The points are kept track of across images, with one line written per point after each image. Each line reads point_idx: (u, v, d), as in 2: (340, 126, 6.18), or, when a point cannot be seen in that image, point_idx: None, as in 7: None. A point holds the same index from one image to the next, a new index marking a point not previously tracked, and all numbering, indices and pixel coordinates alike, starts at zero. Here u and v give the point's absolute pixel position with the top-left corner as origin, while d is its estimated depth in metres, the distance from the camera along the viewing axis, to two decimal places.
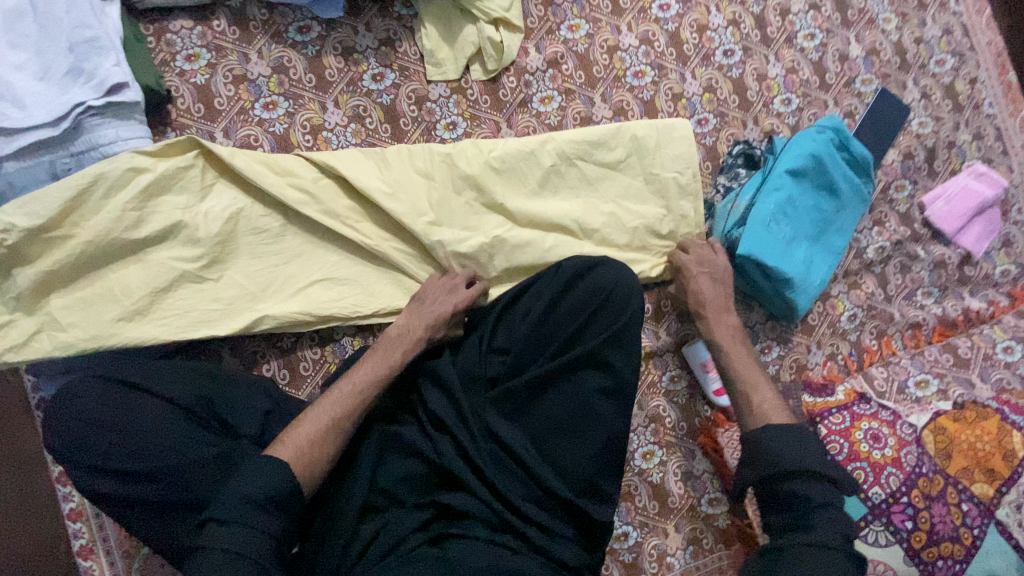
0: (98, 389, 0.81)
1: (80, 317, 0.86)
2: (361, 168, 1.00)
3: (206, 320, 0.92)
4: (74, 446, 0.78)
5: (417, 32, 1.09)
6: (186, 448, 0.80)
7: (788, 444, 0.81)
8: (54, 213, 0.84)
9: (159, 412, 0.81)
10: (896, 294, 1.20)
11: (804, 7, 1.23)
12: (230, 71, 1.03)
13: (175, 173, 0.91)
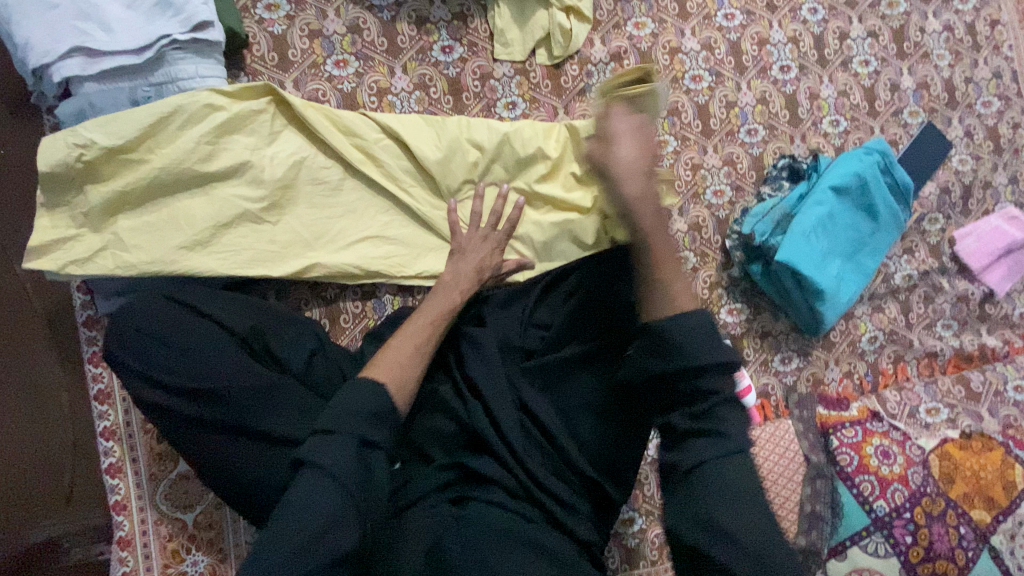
0: (161, 309, 0.86)
1: (144, 240, 0.89)
2: (419, 136, 1.03)
3: (261, 260, 0.95)
4: (135, 359, 0.84)
5: (489, 11, 1.12)
6: (237, 375, 0.85)
7: (690, 336, 0.66)
8: (132, 136, 0.87)
9: (214, 337, 0.86)
10: (917, 322, 1.23)
11: (863, 33, 1.25)
12: (307, 25, 1.06)
13: (248, 113, 0.95)
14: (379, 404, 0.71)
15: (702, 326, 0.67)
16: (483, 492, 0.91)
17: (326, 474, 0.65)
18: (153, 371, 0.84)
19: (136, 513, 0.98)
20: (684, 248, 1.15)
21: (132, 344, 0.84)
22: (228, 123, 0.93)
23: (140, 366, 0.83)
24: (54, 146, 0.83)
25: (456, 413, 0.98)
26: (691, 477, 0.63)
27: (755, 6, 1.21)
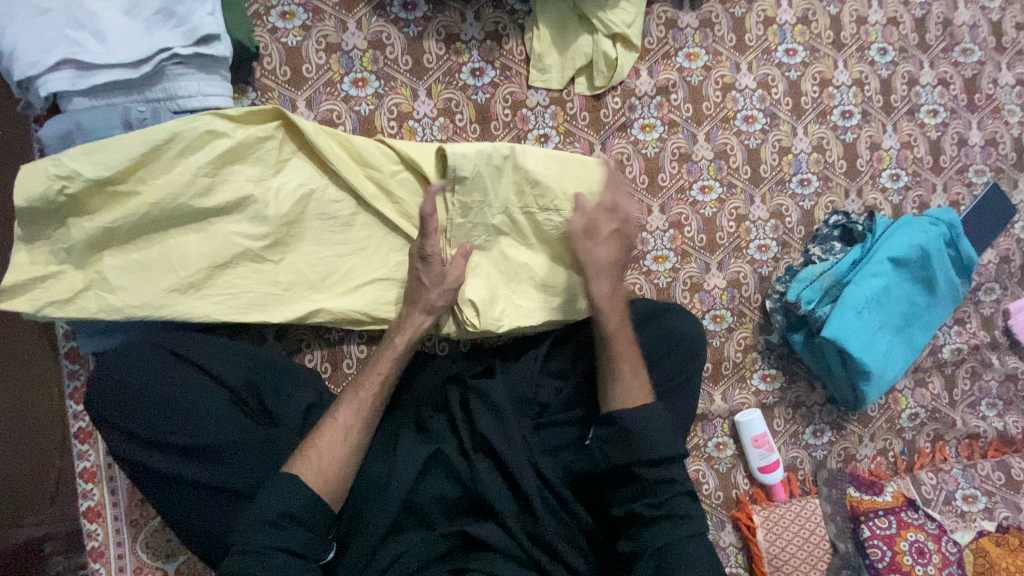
0: (151, 360, 0.81)
1: (133, 280, 0.81)
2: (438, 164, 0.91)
3: (260, 304, 0.86)
4: (124, 414, 0.79)
5: (527, 31, 1.01)
6: (231, 432, 0.81)
7: (653, 429, 0.80)
8: (122, 166, 0.78)
9: (208, 393, 0.82)
10: (961, 400, 1.14)
11: (934, 79, 1.14)
12: (325, 37, 0.96)
13: (253, 142, 0.85)
14: (299, 504, 0.71)
15: (659, 417, 0.81)
16: (482, 562, 0.85)
17: (257, 570, 0.67)
18: (141, 429, 0.79)
19: (114, 561, 0.92)
20: (720, 307, 1.06)
21: (120, 398, 0.79)
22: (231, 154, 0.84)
23: (128, 421, 0.79)
24: (33, 177, 0.75)
25: (460, 475, 0.89)
26: (657, 554, 0.76)
27: (820, 41, 1.10)
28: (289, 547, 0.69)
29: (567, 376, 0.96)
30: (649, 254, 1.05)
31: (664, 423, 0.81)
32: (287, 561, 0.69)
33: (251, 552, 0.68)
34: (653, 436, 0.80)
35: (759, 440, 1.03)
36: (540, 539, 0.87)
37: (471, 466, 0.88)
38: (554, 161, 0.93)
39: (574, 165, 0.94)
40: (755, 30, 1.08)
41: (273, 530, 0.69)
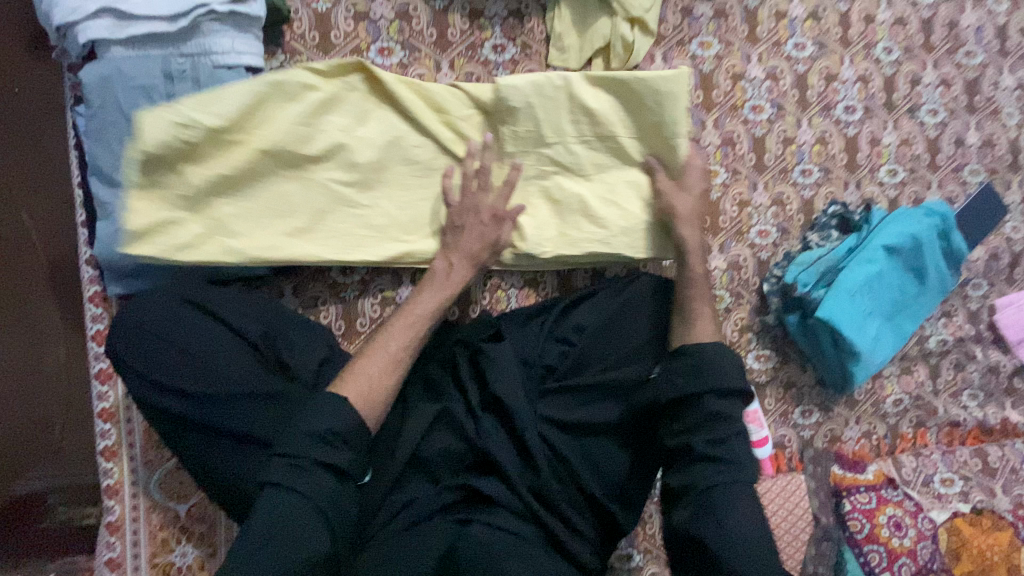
0: (171, 306, 0.84)
1: (246, 225, 0.87)
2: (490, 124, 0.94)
3: (346, 246, 0.91)
4: (142, 357, 0.81)
5: (548, 12, 1.05)
6: (247, 380, 0.83)
7: (716, 361, 0.84)
8: (227, 118, 0.82)
9: (226, 342, 0.84)
10: (943, 389, 1.19)
11: (935, 80, 1.18)
12: (353, 5, 0.99)
13: (316, 103, 0.87)
14: (339, 422, 0.74)
15: (728, 355, 0.85)
16: (488, 514, 0.89)
17: (304, 476, 0.70)
18: (159, 372, 0.81)
19: (128, 499, 0.96)
20: (719, 287, 1.10)
21: (139, 341, 0.81)
22: (303, 116, 0.86)
23: (145, 364, 0.81)
24: (158, 125, 0.79)
25: (466, 430, 0.93)
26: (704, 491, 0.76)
27: (828, 38, 1.14)
28: (333, 463, 0.72)
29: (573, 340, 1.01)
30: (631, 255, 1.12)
31: (736, 364, 0.84)
32: (327, 479, 0.71)
33: (291, 462, 0.71)
34: (718, 367, 0.83)
35: (751, 416, 1.08)
36: (538, 491, 0.91)
37: (475, 419, 0.94)
38: (614, 88, 0.94)
39: (635, 87, 0.93)
40: (767, 23, 1.12)
41: (318, 443, 0.72)
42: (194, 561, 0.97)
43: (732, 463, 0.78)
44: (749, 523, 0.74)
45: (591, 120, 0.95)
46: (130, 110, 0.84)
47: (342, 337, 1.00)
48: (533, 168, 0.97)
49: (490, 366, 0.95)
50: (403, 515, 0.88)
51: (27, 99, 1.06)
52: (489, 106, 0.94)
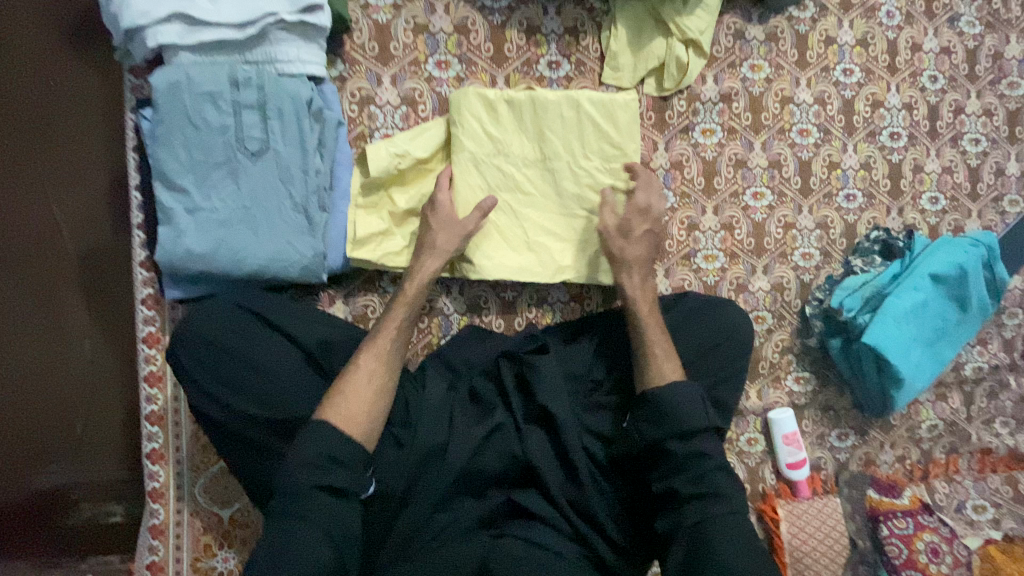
0: (227, 317, 0.82)
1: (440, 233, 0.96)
2: (548, 150, 0.97)
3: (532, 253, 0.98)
4: (201, 367, 0.80)
5: (604, 30, 1.05)
6: (299, 394, 0.81)
7: (685, 395, 0.85)
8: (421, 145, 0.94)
9: (284, 354, 0.83)
10: (977, 416, 1.20)
11: (979, 109, 1.19)
12: (413, 18, 1.00)
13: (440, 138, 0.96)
14: (331, 444, 0.73)
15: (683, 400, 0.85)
16: (525, 528, 0.87)
17: (307, 508, 0.70)
18: (220, 384, 0.80)
19: (172, 504, 0.96)
20: (762, 308, 1.11)
21: (199, 353, 0.80)
22: (429, 149, 0.95)
23: (205, 376, 0.80)
24: (380, 155, 0.91)
25: (511, 446, 0.91)
26: (695, 527, 0.79)
27: (875, 64, 1.15)
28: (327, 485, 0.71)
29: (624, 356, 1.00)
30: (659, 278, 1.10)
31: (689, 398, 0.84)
32: (327, 500, 0.71)
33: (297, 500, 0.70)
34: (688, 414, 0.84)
35: (790, 438, 1.09)
36: (580, 506, 0.89)
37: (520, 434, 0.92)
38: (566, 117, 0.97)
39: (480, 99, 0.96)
40: (817, 48, 1.13)
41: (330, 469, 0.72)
42: (235, 566, 0.97)
43: (722, 498, 0.80)
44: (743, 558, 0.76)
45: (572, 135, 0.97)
46: (196, 115, 0.82)
47: None
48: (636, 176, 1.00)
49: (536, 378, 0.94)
50: (450, 532, 0.86)
51: (68, 95, 1.06)
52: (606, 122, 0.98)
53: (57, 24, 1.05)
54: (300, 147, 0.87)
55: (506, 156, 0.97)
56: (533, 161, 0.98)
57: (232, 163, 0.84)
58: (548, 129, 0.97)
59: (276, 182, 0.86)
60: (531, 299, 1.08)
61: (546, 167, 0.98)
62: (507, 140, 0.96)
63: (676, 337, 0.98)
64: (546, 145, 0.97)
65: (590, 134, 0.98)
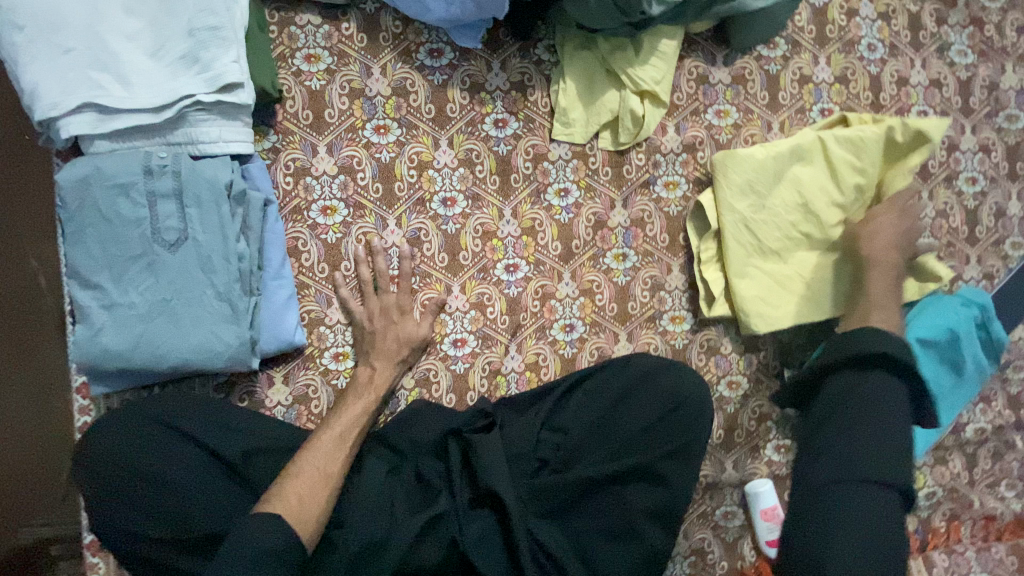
0: (135, 428, 0.79)
1: (765, 293, 0.98)
2: (811, 196, 0.98)
3: (801, 289, 0.99)
4: (104, 489, 0.76)
5: (554, 83, 0.99)
6: (210, 504, 0.77)
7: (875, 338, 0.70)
8: (759, 197, 0.98)
9: (195, 460, 0.79)
10: (980, 480, 1.10)
11: (974, 146, 1.09)
12: (348, 82, 0.95)
13: (742, 178, 0.97)
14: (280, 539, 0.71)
15: (881, 338, 0.71)
16: None
17: None
18: (120, 504, 0.76)
19: None
20: (736, 373, 1.03)
21: (102, 471, 0.76)
22: (734, 202, 0.98)
23: (107, 498, 0.76)
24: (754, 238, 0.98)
25: (449, 536, 0.86)
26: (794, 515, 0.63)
27: (856, 102, 1.05)
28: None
29: (570, 431, 0.93)
30: (555, 322, 1.01)
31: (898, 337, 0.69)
32: None
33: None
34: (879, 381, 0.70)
35: (770, 513, 1.01)
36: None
37: (461, 526, 0.86)
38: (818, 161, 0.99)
39: (721, 165, 0.98)
40: (790, 88, 1.04)
41: (274, 563, 0.69)
42: None
43: (846, 464, 0.62)
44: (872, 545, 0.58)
45: (808, 174, 0.99)
46: (108, 208, 0.79)
47: None
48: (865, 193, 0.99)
49: (478, 463, 0.88)
50: None
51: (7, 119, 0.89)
52: (829, 149, 0.98)
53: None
54: (219, 232, 0.82)
55: (769, 210, 0.98)
56: (795, 207, 0.99)
57: (148, 256, 0.80)
58: (806, 179, 0.98)
59: (196, 272, 0.82)
60: (483, 371, 1.01)
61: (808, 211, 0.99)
62: (766, 200, 0.98)
63: (624, 412, 0.93)
64: (803, 192, 0.98)
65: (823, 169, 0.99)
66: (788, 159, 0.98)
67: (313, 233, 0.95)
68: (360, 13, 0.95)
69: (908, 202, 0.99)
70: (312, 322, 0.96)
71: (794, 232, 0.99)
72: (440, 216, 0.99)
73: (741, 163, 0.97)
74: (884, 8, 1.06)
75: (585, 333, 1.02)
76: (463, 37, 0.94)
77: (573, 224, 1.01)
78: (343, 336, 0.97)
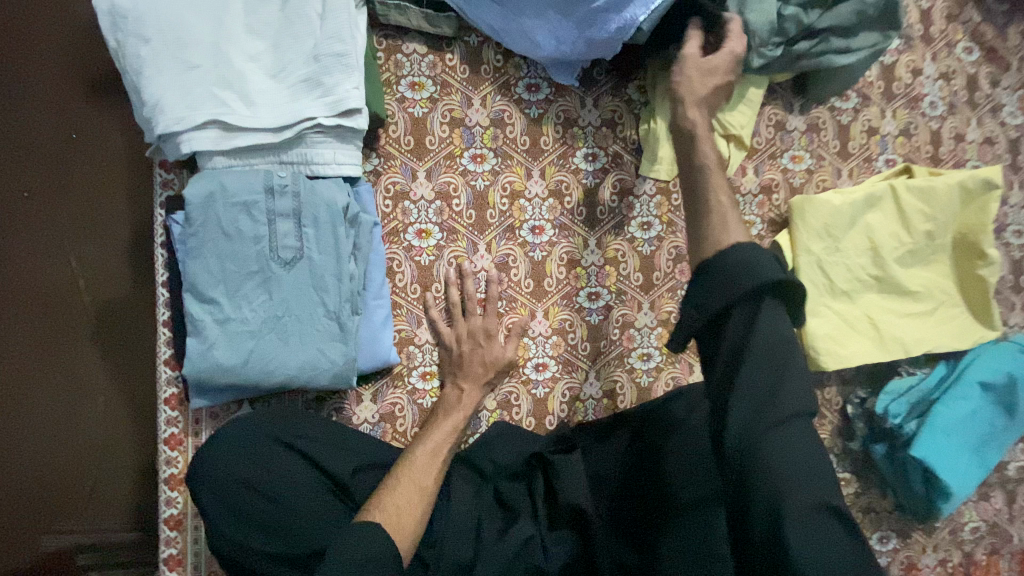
0: (250, 446, 0.79)
1: (837, 332, 1.03)
2: (880, 241, 1.05)
3: (871, 328, 1.04)
4: (216, 501, 0.76)
5: (643, 122, 1.03)
6: (323, 521, 0.77)
7: (766, 270, 0.63)
8: (832, 241, 1.04)
9: (307, 476, 0.80)
10: (1018, 515, 1.16)
11: (1021, 201, 1.16)
12: (449, 110, 0.98)
13: (820, 222, 1.03)
14: (378, 547, 0.70)
15: (757, 256, 0.64)
16: None
17: None
18: (234, 521, 0.76)
19: None
20: None
21: (216, 488, 0.76)
22: (812, 244, 1.03)
23: (220, 515, 0.75)
24: (826, 278, 1.04)
25: (535, 559, 0.88)
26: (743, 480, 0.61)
27: (917, 155, 1.12)
28: None
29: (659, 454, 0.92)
30: (633, 350, 1.05)
31: (764, 264, 0.64)
32: None
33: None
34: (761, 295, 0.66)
35: None
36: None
37: (546, 547, 0.89)
38: (888, 209, 1.05)
39: (802, 208, 1.03)
40: (859, 138, 1.10)
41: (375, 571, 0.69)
42: None
43: (776, 411, 0.60)
44: (820, 492, 0.58)
45: (879, 221, 1.05)
46: (230, 225, 0.80)
47: None
48: (931, 241, 1.05)
49: (559, 484, 0.93)
50: None
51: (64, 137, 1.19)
52: (899, 198, 1.05)
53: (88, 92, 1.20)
54: (334, 254, 0.84)
55: (842, 252, 1.04)
56: (864, 250, 1.05)
57: (265, 273, 0.81)
58: (876, 225, 1.05)
59: (309, 290, 0.84)
60: (563, 396, 1.03)
61: (877, 256, 1.05)
62: (840, 243, 1.04)
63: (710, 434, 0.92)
64: (874, 237, 1.05)
65: (893, 217, 1.05)
66: (861, 205, 1.04)
67: (408, 254, 0.97)
68: (463, 45, 0.99)
69: (973, 250, 1.05)
70: (402, 341, 0.98)
71: (861, 273, 1.05)
72: (528, 243, 1.02)
73: (821, 207, 1.02)
74: (946, 69, 1.13)
75: (660, 362, 1.06)
76: (559, 74, 0.99)
77: (654, 256, 1.05)
78: (431, 356, 0.99)
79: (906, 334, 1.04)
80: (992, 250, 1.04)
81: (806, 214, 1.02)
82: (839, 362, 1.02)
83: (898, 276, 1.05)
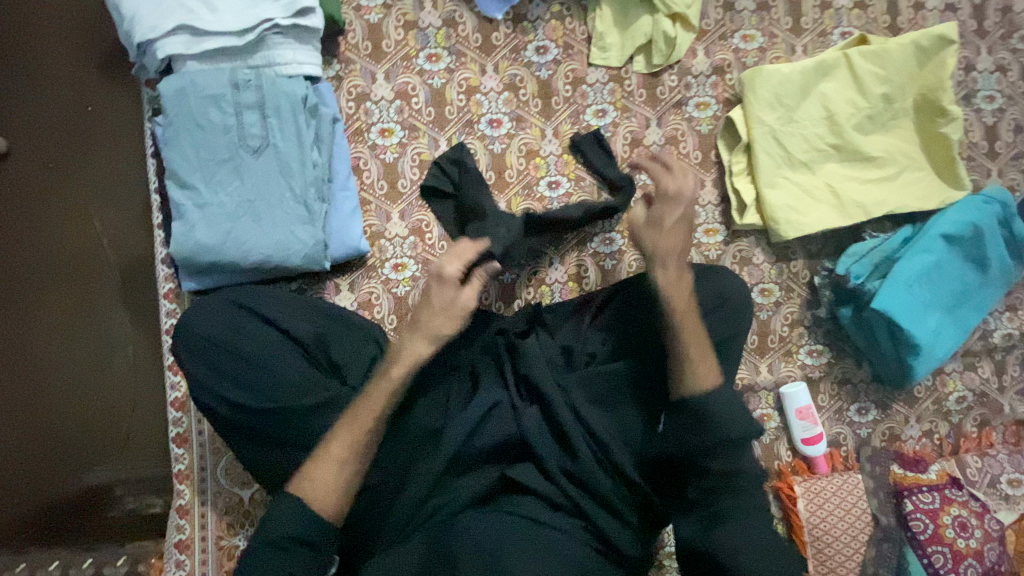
0: (227, 315, 0.86)
1: (796, 202, 1.04)
2: (835, 108, 1.05)
3: (831, 196, 1.05)
4: (200, 363, 0.85)
5: (591, 13, 1.07)
6: (293, 377, 0.84)
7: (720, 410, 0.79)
8: (786, 112, 1.05)
9: (278, 341, 0.86)
10: (1010, 385, 1.13)
11: (990, 66, 1.14)
12: (403, 15, 1.05)
13: (770, 94, 1.05)
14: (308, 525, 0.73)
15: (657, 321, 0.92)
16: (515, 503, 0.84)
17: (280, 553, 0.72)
18: (221, 379, 0.84)
19: (197, 484, 1.02)
20: (768, 280, 1.09)
21: (201, 349, 0.85)
22: (765, 117, 1.05)
23: (209, 372, 0.84)
24: (780, 150, 1.05)
25: (506, 423, 0.88)
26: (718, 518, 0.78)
27: (875, 26, 1.12)
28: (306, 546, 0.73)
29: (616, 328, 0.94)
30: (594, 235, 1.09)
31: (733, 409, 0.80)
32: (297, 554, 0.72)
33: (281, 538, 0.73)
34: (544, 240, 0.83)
35: (804, 412, 1.05)
36: (579, 479, 0.84)
37: (517, 412, 0.88)
38: (844, 76, 1.06)
39: (751, 81, 1.05)
40: (811, 13, 1.11)
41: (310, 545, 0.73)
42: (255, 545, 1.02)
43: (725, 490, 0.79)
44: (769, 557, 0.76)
45: (834, 88, 1.05)
46: (201, 118, 0.90)
47: (393, 332, 1.04)
48: (889, 104, 1.05)
49: (520, 360, 0.91)
50: (439, 519, 0.83)
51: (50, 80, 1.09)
52: (852, 63, 1.05)
53: (89, 55, 1.09)
54: (298, 142, 0.93)
55: (797, 122, 1.05)
56: (820, 119, 1.06)
57: (236, 160, 0.91)
58: (831, 93, 1.05)
59: (276, 175, 0.92)
60: (529, 279, 1.07)
61: (835, 123, 1.05)
62: (794, 114, 1.05)
63: None
64: (830, 104, 1.05)
65: (848, 83, 1.06)
66: (813, 74, 1.05)
67: (372, 152, 1.04)
68: None
69: (935, 108, 1.05)
70: (372, 236, 1.03)
71: (819, 142, 1.05)
72: (487, 136, 1.06)
73: (771, 77, 1.04)
74: None
75: (623, 246, 1.09)
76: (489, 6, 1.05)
77: (610, 141, 1.08)
78: (402, 249, 1.04)
79: (868, 198, 1.04)
80: (952, 106, 1.03)
81: (755, 87, 1.05)
82: (797, 231, 1.04)
83: (858, 142, 1.05)
